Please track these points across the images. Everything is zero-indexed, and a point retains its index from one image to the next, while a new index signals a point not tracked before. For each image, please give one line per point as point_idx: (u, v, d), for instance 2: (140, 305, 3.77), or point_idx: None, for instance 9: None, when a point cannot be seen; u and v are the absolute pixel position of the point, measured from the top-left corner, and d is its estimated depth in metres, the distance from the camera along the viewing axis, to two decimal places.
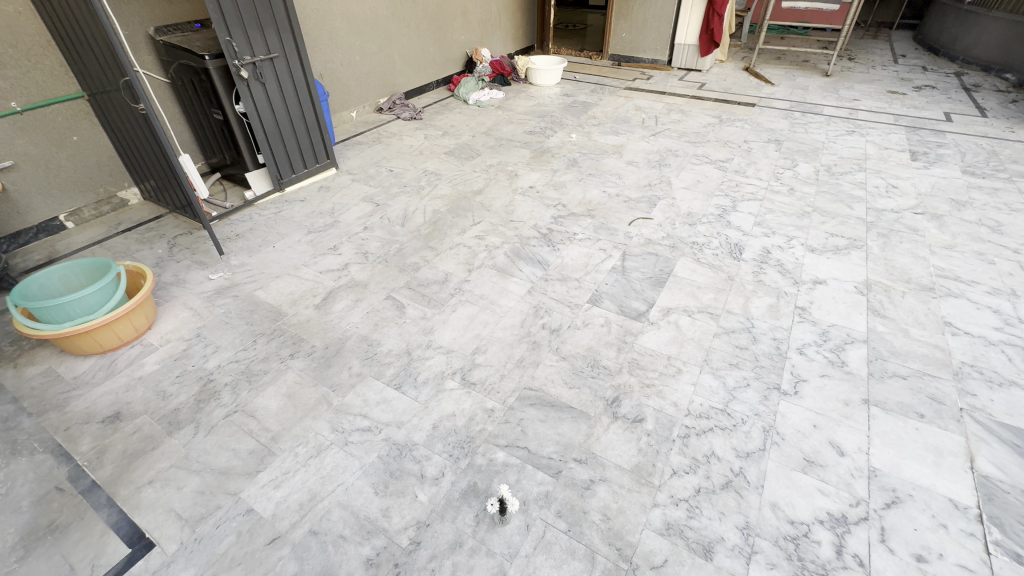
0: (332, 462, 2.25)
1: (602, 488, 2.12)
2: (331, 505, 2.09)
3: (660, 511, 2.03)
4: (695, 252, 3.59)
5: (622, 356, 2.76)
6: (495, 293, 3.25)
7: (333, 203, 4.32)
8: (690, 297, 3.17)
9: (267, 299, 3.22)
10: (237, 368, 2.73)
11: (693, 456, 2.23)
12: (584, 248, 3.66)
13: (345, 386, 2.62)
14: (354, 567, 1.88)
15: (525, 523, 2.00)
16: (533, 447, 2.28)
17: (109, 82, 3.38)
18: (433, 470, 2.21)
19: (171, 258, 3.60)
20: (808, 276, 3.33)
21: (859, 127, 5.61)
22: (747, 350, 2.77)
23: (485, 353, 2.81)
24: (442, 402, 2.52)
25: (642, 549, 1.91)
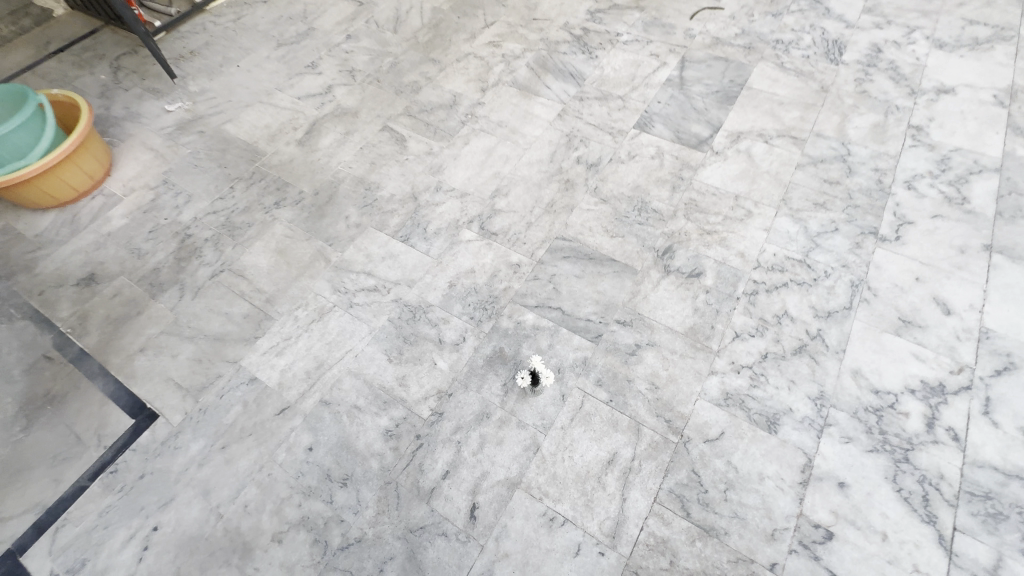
0: (337, 326, 1.97)
1: (649, 354, 1.81)
2: (340, 373, 1.86)
3: (718, 379, 1.74)
4: (778, 54, 2.72)
5: (677, 196, 2.21)
6: (517, 119, 2.58)
7: (304, 3, 3.35)
8: (768, 116, 2.46)
9: (238, 134, 2.63)
10: (216, 220, 2.31)
11: (761, 316, 1.86)
12: (629, 54, 2.81)
13: (344, 239, 2.21)
14: (372, 439, 1.71)
15: (560, 393, 1.75)
16: (568, 308, 1.94)
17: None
18: (452, 334, 1.91)
19: (118, 86, 2.93)
20: (931, 83, 2.51)
21: None
22: (839, 186, 2.18)
23: (507, 196, 2.29)
24: (458, 257, 2.11)
25: (695, 422, 1.67)
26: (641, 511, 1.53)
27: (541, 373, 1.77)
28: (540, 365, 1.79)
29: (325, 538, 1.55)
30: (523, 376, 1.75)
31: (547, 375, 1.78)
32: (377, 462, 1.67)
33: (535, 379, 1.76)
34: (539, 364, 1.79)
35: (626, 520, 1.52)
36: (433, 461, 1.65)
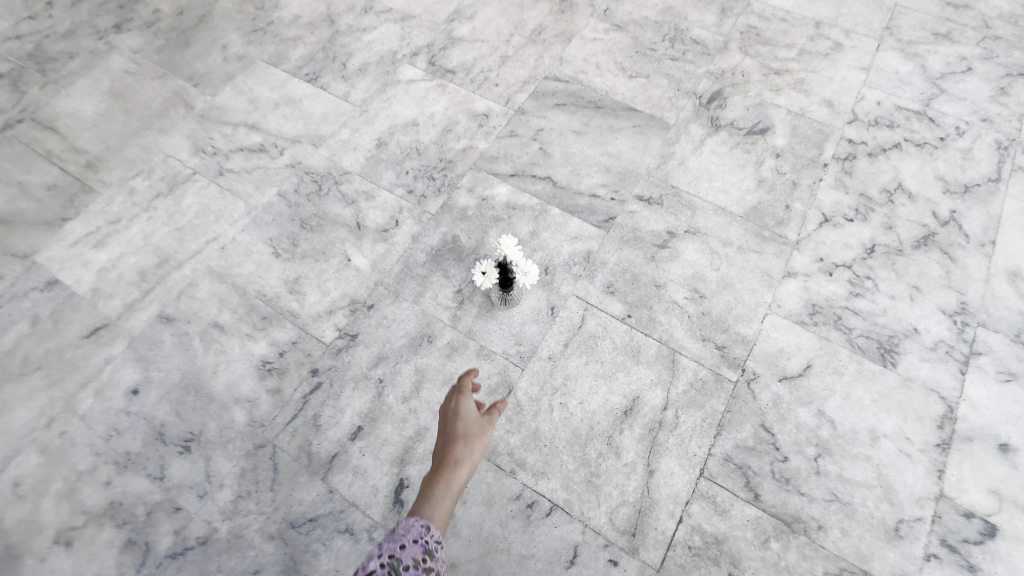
0: (196, 203, 1.24)
1: (690, 245, 1.14)
2: (194, 273, 1.15)
3: (799, 285, 1.09)
4: None
5: (729, 22, 1.46)
6: None
7: None
8: None
9: None
10: (19, 48, 1.49)
11: (862, 192, 1.19)
12: None
13: (218, 78, 1.42)
14: (239, 376, 1.04)
15: (547, 305, 1.09)
16: (561, 178, 1.23)
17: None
18: (378, 216, 1.20)
19: None
20: None
21: None
22: (970, 11, 1.45)
23: (472, 20, 1.51)
24: (393, 104, 1.36)
25: (765, 349, 1.03)
26: (679, 492, 0.92)
27: (516, 272, 0.99)
28: (515, 261, 0.98)
29: (146, 538, 0.91)
30: (482, 273, 0.97)
31: (532, 275, 0.99)
32: (245, 413, 1.01)
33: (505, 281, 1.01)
34: (516, 256, 0.97)
35: (654, 507, 0.91)
36: (336, 412, 1.00)
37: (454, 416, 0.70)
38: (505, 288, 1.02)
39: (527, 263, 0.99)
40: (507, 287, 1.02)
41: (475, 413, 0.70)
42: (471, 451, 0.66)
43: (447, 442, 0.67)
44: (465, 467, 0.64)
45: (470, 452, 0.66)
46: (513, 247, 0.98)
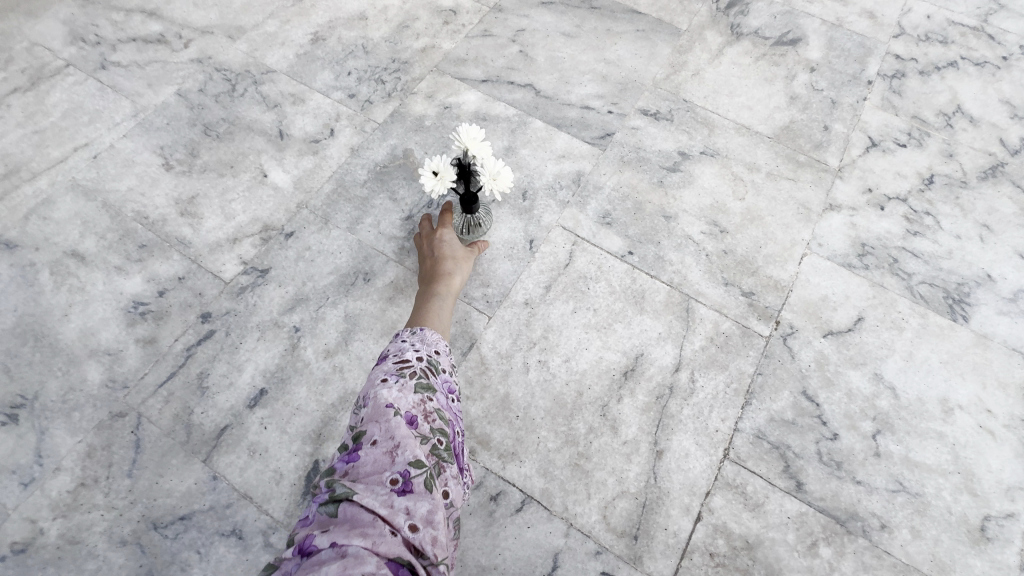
0: (66, 101, 0.94)
1: (707, 169, 0.90)
2: (52, 189, 0.86)
3: (843, 220, 0.86)
4: None
5: None
6: None
7: None
8: None
9: None
10: None
11: (915, 114, 0.97)
12: None
13: None
14: (99, 321, 0.76)
15: (524, 237, 0.83)
16: (546, 86, 0.97)
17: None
18: (308, 124, 0.93)
19: None
20: None
21: None
22: None
23: None
24: None
25: (804, 297, 0.80)
26: (696, 480, 0.68)
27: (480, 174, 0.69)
28: (480, 160, 0.68)
29: None
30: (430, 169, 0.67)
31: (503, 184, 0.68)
32: (103, 370, 0.73)
33: (466, 188, 0.71)
34: (482, 153, 0.67)
35: (663, 500, 0.67)
36: (230, 371, 0.73)
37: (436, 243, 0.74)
38: (468, 199, 0.73)
39: (501, 166, 0.68)
40: (470, 197, 0.73)
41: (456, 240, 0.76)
42: (461, 267, 0.72)
43: (437, 261, 0.72)
44: (458, 278, 0.70)
45: (460, 267, 0.72)
46: (481, 140, 0.67)
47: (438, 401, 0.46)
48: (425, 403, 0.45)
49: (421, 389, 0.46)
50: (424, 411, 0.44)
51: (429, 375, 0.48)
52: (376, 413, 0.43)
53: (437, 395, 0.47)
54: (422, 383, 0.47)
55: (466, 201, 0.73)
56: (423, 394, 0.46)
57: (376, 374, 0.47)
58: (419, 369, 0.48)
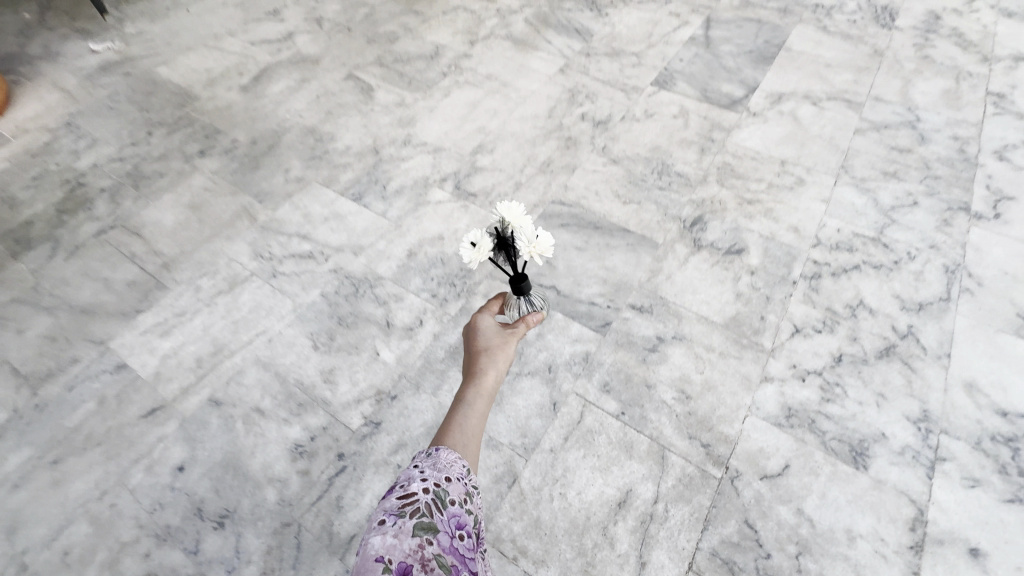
0: (251, 301, 1.45)
1: (677, 350, 1.30)
2: (243, 362, 1.32)
3: (774, 388, 1.23)
4: (820, 18, 2.33)
5: (708, 160, 1.75)
6: (510, 72, 2.14)
7: None
8: (814, 79, 2.03)
9: (172, 77, 2.17)
10: (120, 169, 1.82)
11: (828, 306, 1.36)
12: (644, 12, 2.42)
13: (278, 195, 1.71)
14: (273, 457, 1.17)
15: (550, 401, 1.23)
16: (565, 288, 1.43)
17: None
18: (406, 316, 1.39)
19: (42, 26, 2.49)
20: (1005, 51, 2.12)
21: None
22: (911, 155, 1.73)
23: (493, 152, 1.81)
24: (423, 221, 1.61)
25: (746, 447, 1.14)
26: None
27: (521, 241, 1.00)
28: (518, 230, 0.99)
29: None
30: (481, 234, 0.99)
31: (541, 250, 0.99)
32: (276, 491, 1.12)
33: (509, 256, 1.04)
34: (527, 225, 0.98)
35: None
36: (356, 494, 1.11)
37: (477, 344, 1.01)
38: (517, 278, 1.09)
39: (541, 237, 0.99)
40: (518, 276, 1.09)
41: (489, 343, 1.01)
42: (491, 366, 0.96)
43: (473, 366, 0.96)
44: (488, 378, 0.93)
45: (495, 354, 0.98)
46: (525, 217, 0.98)
47: (434, 547, 0.60)
48: (420, 550, 0.59)
49: (417, 537, 0.60)
50: (418, 559, 0.59)
51: (431, 513, 0.64)
52: (368, 564, 0.56)
53: (437, 533, 0.62)
54: (423, 523, 0.62)
55: (517, 279, 1.09)
56: (418, 542, 0.60)
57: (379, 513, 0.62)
58: (417, 514, 0.63)
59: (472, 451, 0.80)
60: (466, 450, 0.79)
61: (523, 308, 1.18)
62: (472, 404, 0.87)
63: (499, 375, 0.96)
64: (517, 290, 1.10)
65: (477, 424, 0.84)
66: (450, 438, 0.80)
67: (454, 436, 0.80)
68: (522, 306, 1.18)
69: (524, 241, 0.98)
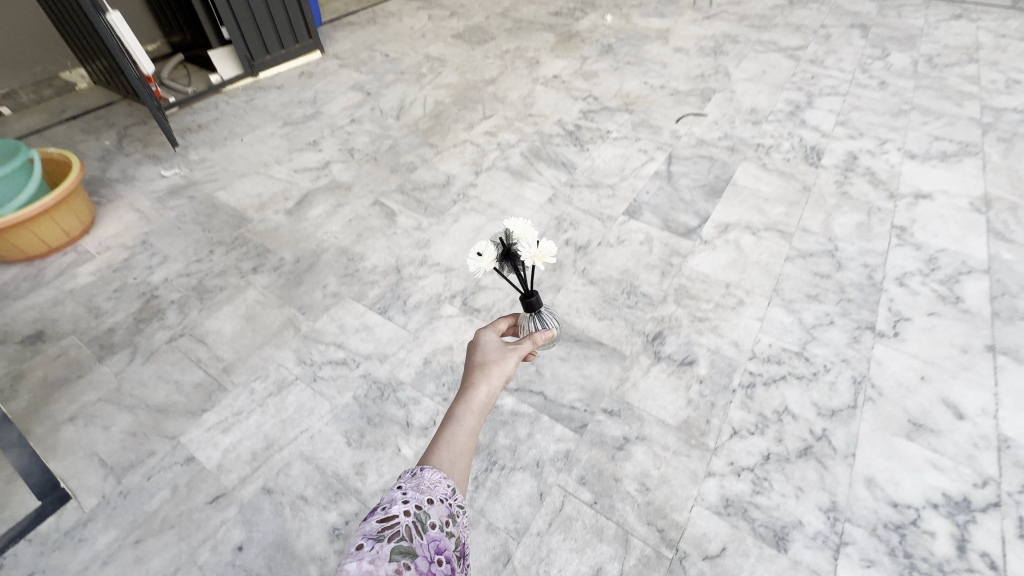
0: (296, 402, 1.78)
1: (639, 449, 1.62)
2: (290, 456, 1.64)
3: (716, 482, 1.54)
4: (760, 156, 2.87)
5: (667, 282, 2.16)
6: (508, 200, 2.62)
7: (315, 90, 3.59)
8: (754, 211, 2.51)
9: (229, 201, 2.63)
10: (186, 283, 2.21)
11: (760, 412, 1.71)
12: (618, 148, 2.96)
13: (318, 308, 2.09)
14: (315, 538, 1.46)
15: (537, 491, 1.53)
16: (550, 393, 1.78)
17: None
18: (422, 417, 1.72)
19: (119, 152, 3.00)
20: (908, 189, 2.62)
21: (967, 12, 4.57)
22: (830, 280, 2.15)
23: (493, 272, 2.23)
24: (437, 332, 1.99)
25: (692, 532, 1.44)
26: None
27: (525, 252, 1.28)
28: (522, 244, 1.29)
29: None
30: (490, 243, 1.29)
31: (541, 256, 1.27)
32: (317, 568, 1.40)
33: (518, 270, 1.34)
34: (534, 234, 1.28)
35: None
36: None
37: (474, 360, 1.06)
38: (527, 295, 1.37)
39: (543, 245, 1.28)
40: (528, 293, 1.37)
41: (484, 359, 1.05)
42: (483, 382, 0.99)
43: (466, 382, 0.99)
44: (479, 394, 0.97)
45: (490, 368, 1.02)
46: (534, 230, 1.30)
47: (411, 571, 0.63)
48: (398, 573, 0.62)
49: (394, 561, 0.63)
50: None
51: (410, 537, 0.66)
52: None
53: (415, 558, 0.65)
54: (402, 547, 0.64)
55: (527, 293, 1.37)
56: (395, 566, 0.62)
57: (360, 538, 0.65)
58: (394, 538, 0.65)
59: (459, 469, 0.83)
60: (451, 466, 0.82)
61: (533, 326, 1.41)
62: (461, 418, 0.91)
63: (493, 389, 0.99)
64: (527, 304, 1.37)
65: (466, 440, 0.88)
66: (435, 455, 0.84)
67: (439, 453, 0.84)
68: (532, 324, 1.41)
69: (527, 248, 1.27)
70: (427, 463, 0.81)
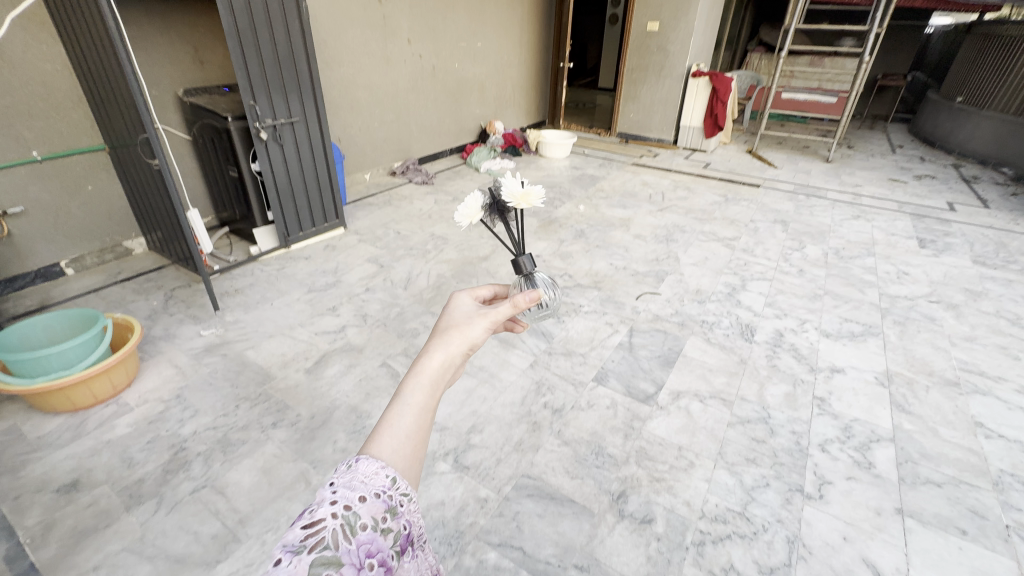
0: None
1: None
2: None
3: None
4: (705, 331, 3.49)
5: (629, 444, 2.55)
6: (496, 365, 3.10)
7: (337, 261, 4.30)
8: (701, 380, 3.01)
9: (257, 360, 3.07)
10: (213, 436, 2.53)
11: (710, 568, 1.98)
12: (589, 321, 3.57)
13: (328, 462, 2.40)
14: None
15: None
16: (529, 548, 2.03)
17: (124, 116, 3.27)
18: None
19: (165, 312, 3.51)
20: (825, 363, 3.19)
21: (864, 213, 5.78)
22: (765, 444, 2.56)
23: (482, 432, 2.60)
24: (430, 488, 2.28)
25: None
26: None
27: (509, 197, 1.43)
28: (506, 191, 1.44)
29: None
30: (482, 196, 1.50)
31: (525, 194, 1.40)
32: None
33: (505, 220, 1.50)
34: (518, 180, 1.44)
35: None
36: None
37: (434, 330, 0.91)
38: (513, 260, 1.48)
39: (526, 188, 1.41)
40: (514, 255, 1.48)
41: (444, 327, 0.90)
42: (437, 351, 0.84)
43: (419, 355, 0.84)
44: (430, 365, 0.81)
45: (448, 337, 0.87)
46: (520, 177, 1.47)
47: None
48: None
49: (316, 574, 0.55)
50: None
51: (336, 545, 0.60)
52: None
53: (341, 566, 0.58)
54: (327, 556, 0.58)
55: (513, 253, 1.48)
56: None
57: (278, 551, 0.57)
58: (317, 550, 0.58)
59: (405, 455, 0.72)
60: (394, 454, 0.72)
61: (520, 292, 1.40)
62: (410, 394, 0.77)
63: (452, 358, 0.84)
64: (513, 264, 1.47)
65: (414, 420, 0.75)
66: (378, 440, 0.73)
67: (382, 437, 0.73)
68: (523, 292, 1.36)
69: (510, 192, 1.42)
70: (364, 451, 0.71)
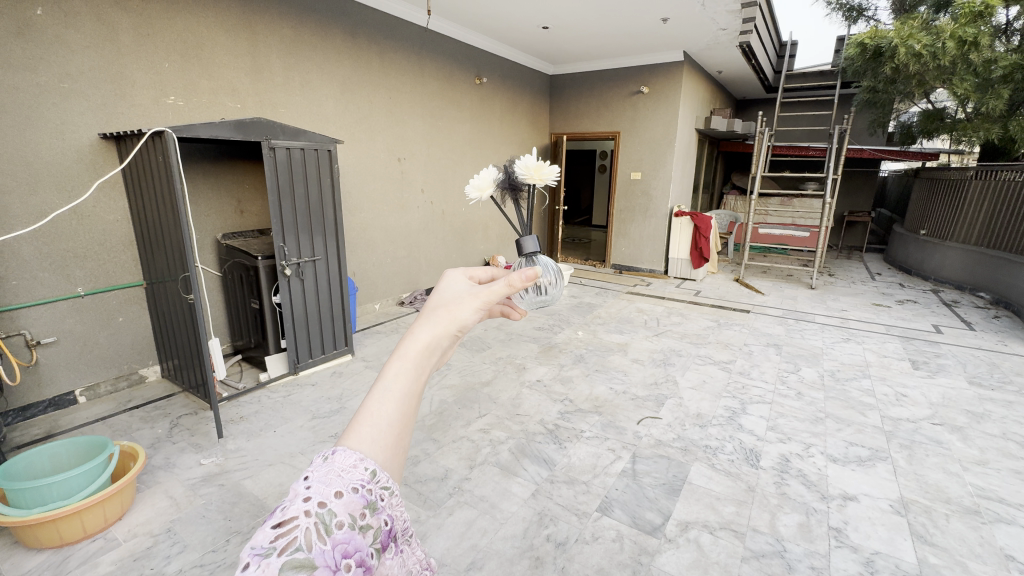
0: None
1: None
2: None
3: None
4: (709, 457, 3.44)
5: None
6: (497, 495, 3.02)
7: (342, 388, 4.40)
8: (709, 509, 2.91)
9: (254, 489, 3.02)
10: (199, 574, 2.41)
11: None
12: (591, 447, 3.55)
13: None
14: None
15: None
16: None
17: (168, 257, 3.69)
18: None
19: (168, 440, 3.53)
20: (837, 490, 3.10)
21: (853, 336, 6.00)
22: None
23: (481, 568, 2.47)
24: None
25: None
26: None
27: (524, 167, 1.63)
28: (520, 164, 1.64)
29: None
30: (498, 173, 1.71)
31: (543, 164, 1.58)
32: None
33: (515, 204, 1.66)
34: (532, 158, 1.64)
35: None
36: None
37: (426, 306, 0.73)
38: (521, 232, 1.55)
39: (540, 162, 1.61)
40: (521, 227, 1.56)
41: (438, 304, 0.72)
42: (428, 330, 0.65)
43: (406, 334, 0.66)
44: (417, 346, 0.63)
45: (440, 314, 0.68)
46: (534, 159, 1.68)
47: None
48: None
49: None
50: None
51: (310, 546, 0.49)
52: None
53: (316, 569, 0.47)
54: (296, 558, 0.46)
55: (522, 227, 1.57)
56: None
57: (243, 556, 0.47)
58: (287, 552, 0.47)
59: (388, 444, 0.57)
60: (375, 445, 0.57)
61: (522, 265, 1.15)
62: (388, 382, 0.59)
63: (442, 336, 0.65)
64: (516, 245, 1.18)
65: (396, 414, 0.58)
66: (356, 429, 0.58)
67: (361, 426, 0.58)
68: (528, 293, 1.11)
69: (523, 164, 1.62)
70: (340, 441, 0.57)
